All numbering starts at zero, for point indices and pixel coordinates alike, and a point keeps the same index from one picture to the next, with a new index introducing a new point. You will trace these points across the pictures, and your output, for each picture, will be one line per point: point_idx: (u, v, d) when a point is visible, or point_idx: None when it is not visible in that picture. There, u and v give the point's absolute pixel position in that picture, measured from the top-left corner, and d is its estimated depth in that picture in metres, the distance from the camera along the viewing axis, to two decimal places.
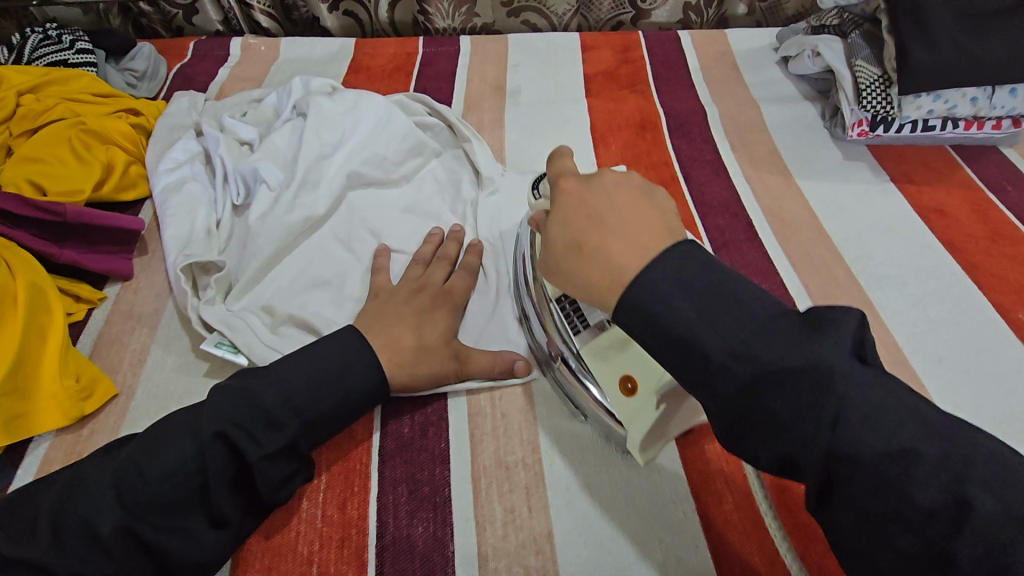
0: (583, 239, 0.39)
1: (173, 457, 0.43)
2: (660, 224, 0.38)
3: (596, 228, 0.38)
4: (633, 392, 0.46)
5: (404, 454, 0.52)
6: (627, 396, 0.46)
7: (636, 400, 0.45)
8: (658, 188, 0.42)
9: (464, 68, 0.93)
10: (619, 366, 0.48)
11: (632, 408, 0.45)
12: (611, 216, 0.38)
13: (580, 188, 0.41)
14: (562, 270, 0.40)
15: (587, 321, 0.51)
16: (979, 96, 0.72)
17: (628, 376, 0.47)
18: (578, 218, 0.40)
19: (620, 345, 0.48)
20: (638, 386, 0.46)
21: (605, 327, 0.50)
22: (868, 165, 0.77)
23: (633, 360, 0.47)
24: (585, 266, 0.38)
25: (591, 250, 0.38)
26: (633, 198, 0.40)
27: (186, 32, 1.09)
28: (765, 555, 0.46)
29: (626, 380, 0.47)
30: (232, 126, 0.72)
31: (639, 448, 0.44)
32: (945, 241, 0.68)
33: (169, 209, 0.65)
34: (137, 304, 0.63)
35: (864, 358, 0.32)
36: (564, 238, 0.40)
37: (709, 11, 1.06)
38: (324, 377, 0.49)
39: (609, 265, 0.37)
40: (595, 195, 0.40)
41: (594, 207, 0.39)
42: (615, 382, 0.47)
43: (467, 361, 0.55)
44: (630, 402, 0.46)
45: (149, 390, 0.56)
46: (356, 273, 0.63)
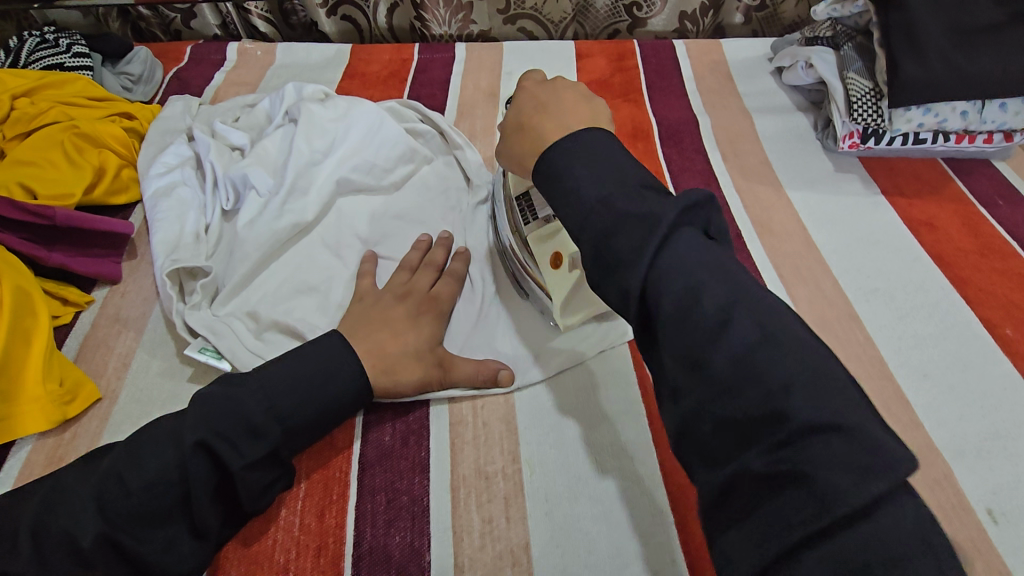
0: (528, 120, 0.49)
1: (151, 464, 0.43)
2: (590, 115, 0.48)
3: (539, 112, 0.49)
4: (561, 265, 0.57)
5: (384, 463, 0.52)
6: (555, 269, 0.57)
7: (562, 271, 0.57)
8: (601, 100, 0.51)
9: (459, 75, 0.93)
10: (551, 247, 0.58)
11: (556, 278, 0.57)
12: (551, 108, 0.49)
13: (535, 86, 0.52)
14: (510, 145, 0.51)
15: (536, 215, 0.60)
16: (969, 109, 0.72)
17: (558, 253, 0.57)
18: (527, 105, 0.50)
19: (554, 233, 0.59)
20: (563, 261, 0.57)
21: (548, 220, 0.59)
22: (859, 178, 0.76)
23: (563, 240, 0.58)
24: (523, 140, 0.49)
25: (528, 127, 0.49)
26: (575, 97, 0.50)
27: (184, 35, 1.09)
28: None
29: (554, 257, 0.57)
30: (223, 132, 0.72)
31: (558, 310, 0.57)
32: (934, 255, 0.67)
33: (159, 213, 0.66)
34: (125, 308, 0.63)
35: (710, 235, 0.39)
36: (515, 122, 0.50)
37: (705, 20, 1.06)
38: (305, 386, 0.49)
39: (540, 137, 0.47)
40: (545, 92, 0.50)
41: (540, 99, 0.50)
42: (546, 259, 0.58)
43: (450, 369, 0.55)
44: (558, 274, 0.57)
45: (133, 394, 0.56)
46: (342, 280, 0.63)
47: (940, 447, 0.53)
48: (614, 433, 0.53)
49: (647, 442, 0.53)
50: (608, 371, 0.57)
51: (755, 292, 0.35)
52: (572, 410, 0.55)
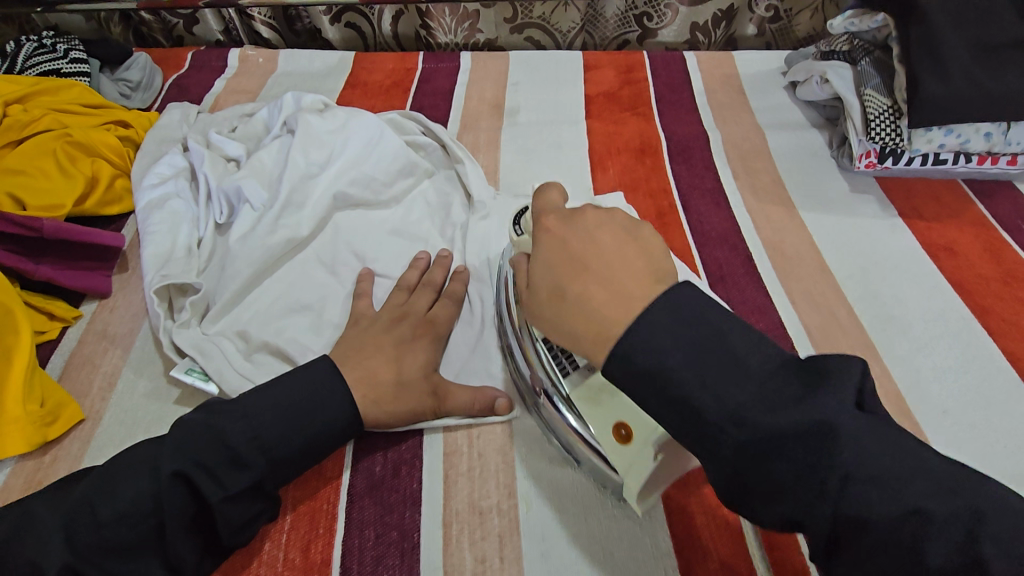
0: (565, 285, 0.38)
1: (130, 498, 0.41)
2: (647, 269, 0.38)
3: (578, 274, 0.38)
4: (628, 440, 0.43)
5: (374, 495, 0.50)
6: (623, 445, 0.43)
7: (632, 448, 0.43)
8: (641, 228, 0.41)
9: (463, 85, 0.91)
10: (611, 413, 0.45)
11: (629, 457, 0.43)
12: (596, 265, 0.38)
13: (559, 228, 0.41)
14: (542, 314, 0.40)
15: (577, 363, 0.49)
16: (993, 130, 0.69)
17: (622, 423, 0.44)
18: (557, 259, 0.40)
19: (611, 392, 0.46)
20: (632, 435, 0.43)
21: (593, 370, 0.48)
22: (876, 199, 0.74)
23: (625, 408, 0.45)
24: (568, 315, 0.38)
25: (575, 299, 0.38)
26: (617, 240, 0.39)
27: (186, 41, 1.08)
28: None
29: (619, 428, 0.44)
30: (219, 143, 0.70)
31: (635, 498, 0.42)
32: (955, 282, 0.65)
33: (150, 225, 0.64)
34: (113, 323, 0.61)
35: (861, 405, 0.32)
36: (546, 286, 0.39)
37: (717, 31, 1.04)
38: (293, 416, 0.46)
39: (594, 315, 0.36)
40: (575, 237, 0.40)
41: (575, 251, 0.39)
42: (608, 430, 0.45)
43: (446, 397, 0.52)
44: (626, 452, 0.43)
45: (117, 416, 0.54)
46: (337, 297, 0.61)
47: None
48: None
49: None
50: None
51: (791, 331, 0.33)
52: None
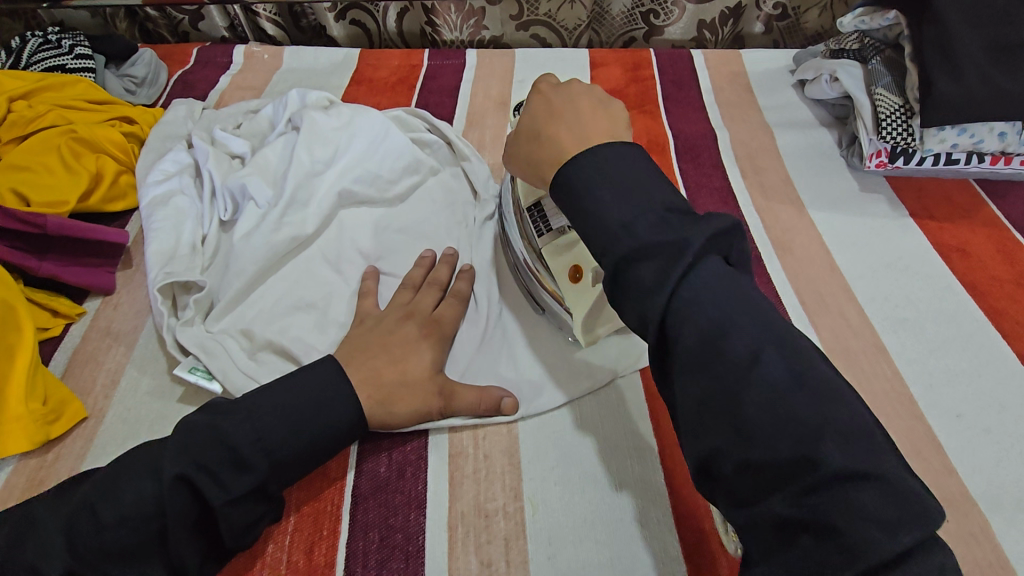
0: (541, 129, 0.46)
1: (132, 499, 0.41)
2: (609, 124, 0.45)
3: (552, 120, 0.46)
4: (580, 280, 0.54)
5: (378, 496, 0.49)
6: (574, 282, 0.54)
7: (582, 285, 0.53)
8: (619, 103, 0.48)
9: (469, 82, 0.91)
10: (569, 259, 0.55)
11: (576, 292, 0.53)
12: (568, 114, 0.45)
13: (548, 91, 0.49)
14: (520, 154, 0.48)
15: (550, 225, 0.56)
16: (1008, 130, 0.68)
17: (577, 266, 0.54)
18: (539, 111, 0.47)
19: (571, 244, 0.55)
20: (583, 275, 0.53)
21: (564, 231, 0.56)
22: (886, 199, 0.73)
23: (580, 254, 0.54)
24: (538, 148, 0.46)
25: (545, 136, 0.45)
26: (591, 105, 0.46)
27: (191, 37, 1.08)
28: None
29: (573, 269, 0.54)
30: (223, 139, 0.70)
31: (579, 325, 0.53)
32: (967, 283, 0.64)
33: (154, 222, 0.63)
34: (116, 321, 0.61)
35: (728, 261, 0.37)
36: (527, 131, 0.48)
37: (725, 29, 1.03)
38: (297, 417, 0.46)
39: (555, 149, 0.44)
40: (558, 99, 0.47)
41: (554, 105, 0.47)
42: (564, 271, 0.54)
43: (451, 398, 0.52)
44: (575, 287, 0.54)
45: (120, 414, 0.54)
46: (342, 296, 0.60)
47: (976, 496, 0.49)
48: (624, 468, 0.50)
49: (660, 484, 0.49)
50: (619, 402, 0.55)
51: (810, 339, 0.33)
52: (582, 444, 0.52)
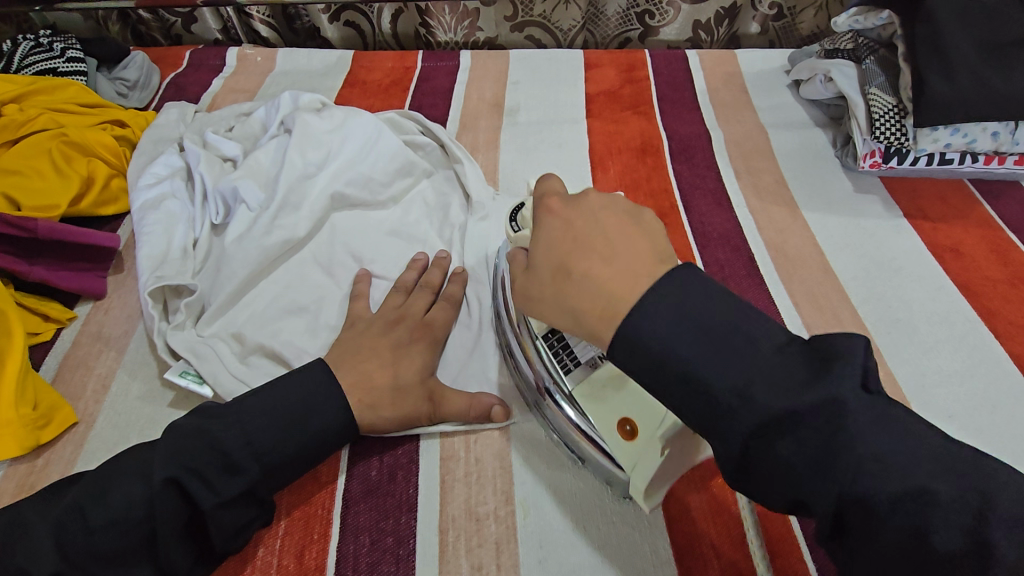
0: (569, 264, 0.37)
1: (119, 504, 0.40)
2: (650, 249, 0.37)
3: (581, 251, 0.37)
4: (634, 435, 0.43)
5: (369, 500, 0.49)
6: (629, 440, 0.43)
7: (638, 442, 0.42)
8: (645, 209, 0.41)
9: (462, 84, 0.90)
10: (617, 407, 0.44)
11: (633, 451, 0.42)
12: (600, 243, 0.37)
13: (562, 209, 0.40)
14: (542, 295, 0.39)
15: (579, 359, 0.48)
16: (1000, 130, 0.68)
17: (627, 419, 0.43)
18: (560, 240, 0.39)
19: (616, 384, 0.46)
20: (638, 430, 0.43)
21: (596, 366, 0.47)
22: (880, 199, 0.73)
23: (632, 401, 0.44)
24: (573, 293, 0.36)
25: (578, 275, 0.36)
26: (620, 223, 0.39)
27: (185, 40, 1.08)
28: None
29: (625, 423, 0.44)
30: (214, 143, 0.70)
31: (641, 493, 0.41)
32: (961, 284, 0.63)
33: (146, 226, 0.63)
34: (108, 325, 0.60)
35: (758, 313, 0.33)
36: (549, 266, 0.38)
37: (720, 29, 1.03)
38: (287, 421, 0.46)
39: (599, 294, 0.35)
40: (578, 217, 0.39)
41: (578, 231, 0.38)
42: (612, 425, 0.44)
43: (442, 402, 0.51)
44: (633, 446, 0.42)
45: (111, 419, 0.54)
46: (334, 299, 0.60)
47: None
48: None
49: None
50: None
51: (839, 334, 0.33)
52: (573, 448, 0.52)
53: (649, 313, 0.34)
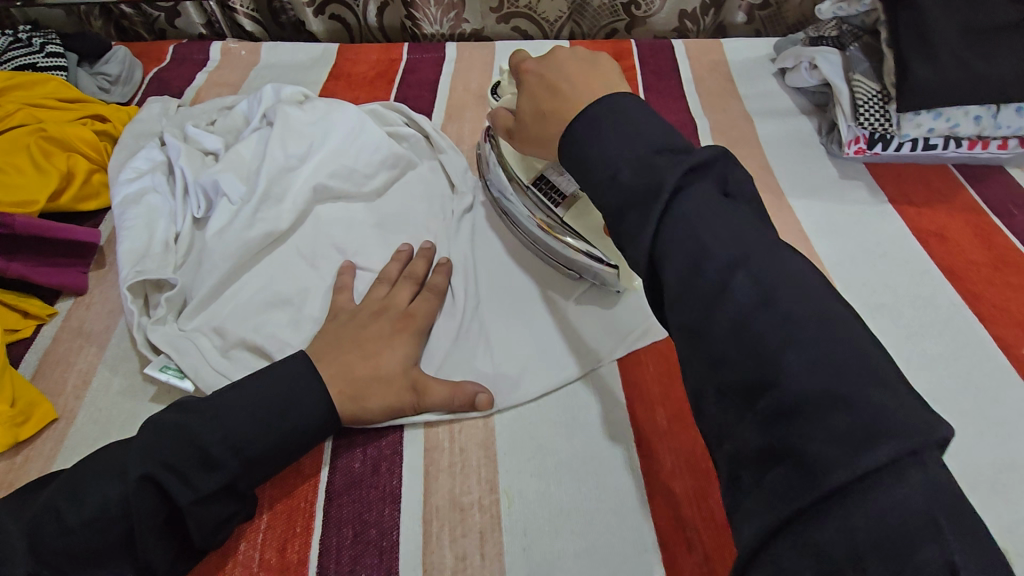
0: (545, 105, 0.48)
1: (96, 501, 0.40)
2: (604, 82, 0.47)
3: (552, 94, 0.48)
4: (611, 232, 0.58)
5: (352, 492, 0.49)
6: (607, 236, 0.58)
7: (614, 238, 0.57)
8: (603, 59, 0.50)
9: (448, 75, 0.90)
10: (594, 218, 0.59)
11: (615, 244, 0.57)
12: (563, 85, 0.47)
13: (537, 66, 0.51)
14: (529, 133, 0.50)
15: (564, 192, 0.61)
16: (983, 114, 0.68)
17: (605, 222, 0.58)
18: (536, 87, 0.49)
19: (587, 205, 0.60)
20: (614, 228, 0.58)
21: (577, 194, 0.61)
22: (865, 185, 0.73)
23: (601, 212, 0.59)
24: (548, 126, 0.48)
25: (549, 112, 0.47)
26: (580, 65, 0.49)
27: (169, 35, 1.07)
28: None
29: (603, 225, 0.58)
30: (196, 136, 0.69)
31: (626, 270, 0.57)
32: (945, 267, 0.64)
33: (127, 221, 0.62)
34: (88, 321, 0.60)
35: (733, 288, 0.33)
36: (531, 109, 0.49)
37: (706, 19, 1.03)
38: (265, 414, 0.46)
39: (562, 117, 0.46)
40: (548, 69, 0.50)
41: (549, 80, 0.49)
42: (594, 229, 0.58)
43: (425, 392, 0.51)
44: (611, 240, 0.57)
45: (91, 415, 0.53)
46: (317, 291, 0.60)
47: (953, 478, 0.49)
48: (600, 459, 0.50)
49: (635, 472, 0.49)
50: (599, 394, 0.54)
51: (789, 269, 0.33)
52: (558, 436, 0.52)
53: (589, 118, 0.41)
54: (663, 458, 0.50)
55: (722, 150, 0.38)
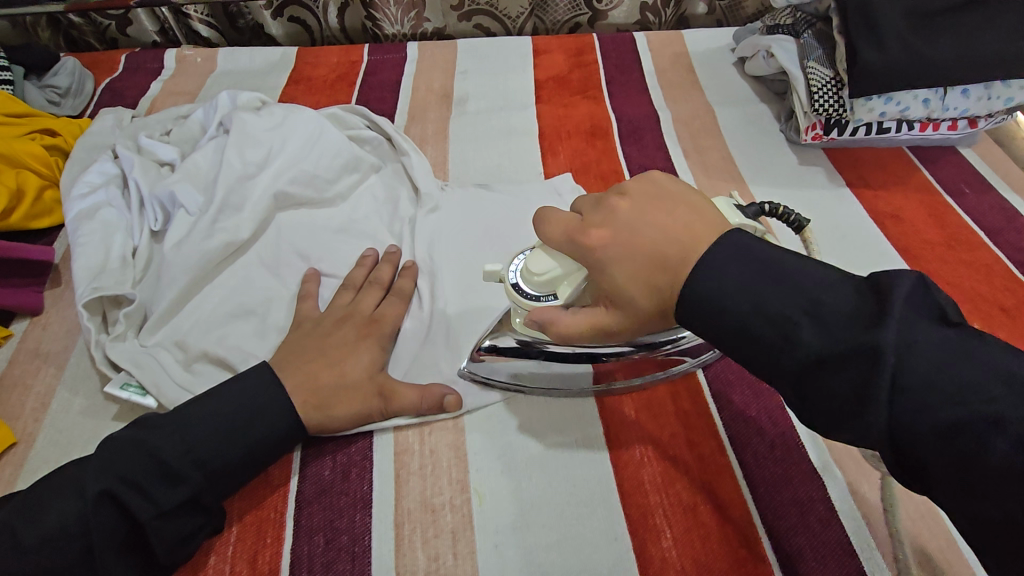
0: (654, 279, 0.38)
1: (55, 519, 0.40)
2: (699, 223, 0.39)
3: (652, 263, 0.38)
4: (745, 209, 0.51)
5: (323, 500, 0.48)
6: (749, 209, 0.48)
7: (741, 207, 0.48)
8: (668, 185, 0.42)
9: (410, 76, 0.89)
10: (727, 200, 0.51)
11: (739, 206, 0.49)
12: (664, 251, 0.38)
13: (607, 233, 0.40)
14: (641, 315, 0.39)
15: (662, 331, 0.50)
16: (930, 97, 0.69)
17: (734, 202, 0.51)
18: (630, 261, 0.39)
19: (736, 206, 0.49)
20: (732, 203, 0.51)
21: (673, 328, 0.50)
22: (823, 170, 0.74)
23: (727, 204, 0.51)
24: (659, 300, 0.38)
25: (657, 287, 0.38)
26: (659, 213, 0.40)
27: (121, 43, 1.04)
28: (694, 558, 0.45)
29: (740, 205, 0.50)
30: (149, 147, 0.68)
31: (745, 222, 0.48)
32: (901, 248, 0.65)
33: (80, 237, 0.61)
34: (46, 341, 0.58)
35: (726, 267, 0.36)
36: (634, 287, 0.39)
37: (667, 11, 1.03)
38: (227, 426, 0.46)
39: (668, 289, 0.37)
40: (626, 233, 0.40)
41: (638, 243, 0.39)
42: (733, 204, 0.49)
43: (392, 397, 0.51)
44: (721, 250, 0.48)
45: (51, 437, 0.52)
46: (282, 300, 0.59)
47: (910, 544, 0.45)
48: (570, 452, 0.51)
49: (605, 464, 0.50)
50: (568, 389, 0.55)
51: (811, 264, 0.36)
52: (527, 435, 0.52)
53: (707, 282, 0.36)
54: (631, 448, 0.51)
55: (919, 279, 0.33)
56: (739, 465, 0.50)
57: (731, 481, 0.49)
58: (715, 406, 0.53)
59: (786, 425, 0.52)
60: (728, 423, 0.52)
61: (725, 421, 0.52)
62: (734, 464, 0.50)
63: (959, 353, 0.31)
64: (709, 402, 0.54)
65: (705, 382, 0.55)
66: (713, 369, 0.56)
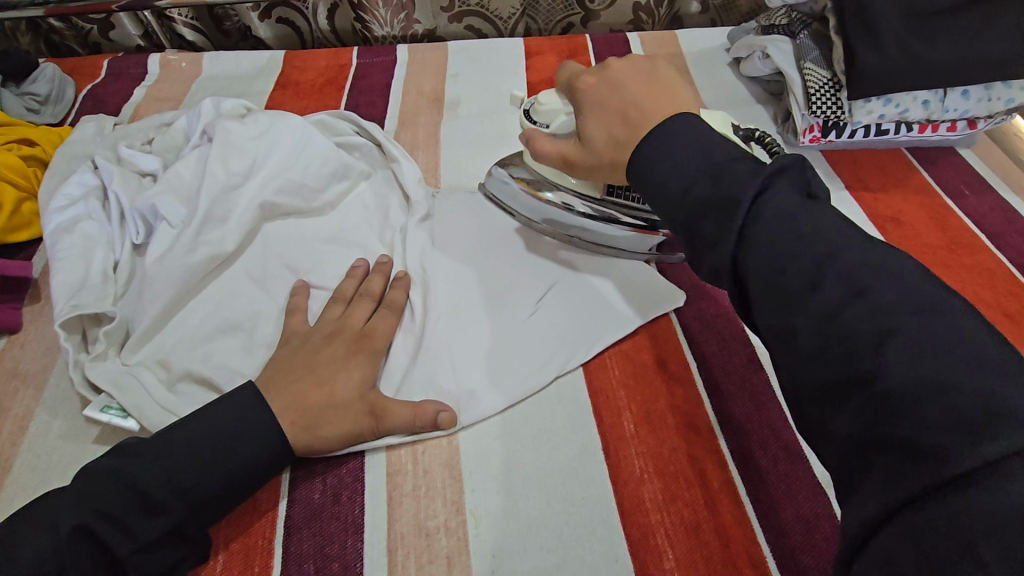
0: (617, 132, 0.45)
1: (29, 555, 0.38)
2: (670, 98, 0.46)
3: (620, 116, 0.45)
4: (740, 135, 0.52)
5: (313, 525, 0.47)
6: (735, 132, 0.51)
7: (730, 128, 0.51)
8: (659, 70, 0.49)
9: (400, 79, 0.87)
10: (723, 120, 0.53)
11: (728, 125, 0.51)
12: (632, 110, 0.45)
13: (593, 87, 0.49)
14: (600, 163, 0.47)
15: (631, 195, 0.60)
16: (930, 98, 0.68)
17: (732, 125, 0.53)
18: (604, 114, 0.47)
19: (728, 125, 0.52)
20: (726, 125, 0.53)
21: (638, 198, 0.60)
22: (821, 172, 0.73)
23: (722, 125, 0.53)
24: (613, 145, 0.46)
25: (614, 135, 0.46)
26: (642, 81, 0.47)
27: (104, 48, 1.02)
28: None
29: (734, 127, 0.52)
30: (130, 157, 0.66)
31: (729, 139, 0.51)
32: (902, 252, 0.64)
33: (59, 252, 0.59)
34: (24, 361, 0.56)
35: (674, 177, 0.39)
36: (600, 133, 0.47)
37: (660, 10, 1.02)
38: (211, 452, 0.44)
39: (624, 132, 0.45)
40: (607, 88, 0.48)
41: (614, 98, 0.47)
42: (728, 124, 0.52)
43: (384, 416, 0.49)
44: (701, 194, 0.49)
45: (29, 462, 0.50)
46: (270, 314, 0.57)
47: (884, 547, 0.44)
48: (569, 469, 0.49)
49: (605, 483, 0.49)
50: (565, 402, 0.53)
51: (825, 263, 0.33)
52: (524, 453, 0.50)
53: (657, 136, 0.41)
54: (631, 465, 0.50)
55: (797, 158, 0.38)
56: (742, 482, 0.48)
57: (734, 499, 0.47)
58: (716, 420, 0.52)
59: (791, 440, 0.50)
60: (730, 438, 0.51)
61: (727, 435, 0.51)
62: (738, 482, 0.48)
63: (818, 220, 0.35)
64: (711, 416, 0.52)
65: (705, 394, 0.54)
66: (711, 380, 0.54)
